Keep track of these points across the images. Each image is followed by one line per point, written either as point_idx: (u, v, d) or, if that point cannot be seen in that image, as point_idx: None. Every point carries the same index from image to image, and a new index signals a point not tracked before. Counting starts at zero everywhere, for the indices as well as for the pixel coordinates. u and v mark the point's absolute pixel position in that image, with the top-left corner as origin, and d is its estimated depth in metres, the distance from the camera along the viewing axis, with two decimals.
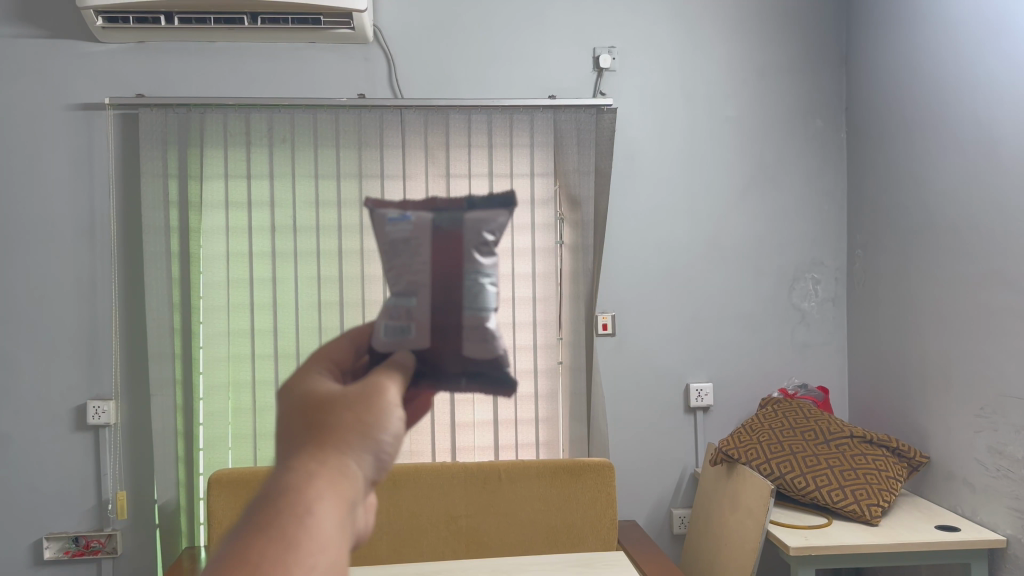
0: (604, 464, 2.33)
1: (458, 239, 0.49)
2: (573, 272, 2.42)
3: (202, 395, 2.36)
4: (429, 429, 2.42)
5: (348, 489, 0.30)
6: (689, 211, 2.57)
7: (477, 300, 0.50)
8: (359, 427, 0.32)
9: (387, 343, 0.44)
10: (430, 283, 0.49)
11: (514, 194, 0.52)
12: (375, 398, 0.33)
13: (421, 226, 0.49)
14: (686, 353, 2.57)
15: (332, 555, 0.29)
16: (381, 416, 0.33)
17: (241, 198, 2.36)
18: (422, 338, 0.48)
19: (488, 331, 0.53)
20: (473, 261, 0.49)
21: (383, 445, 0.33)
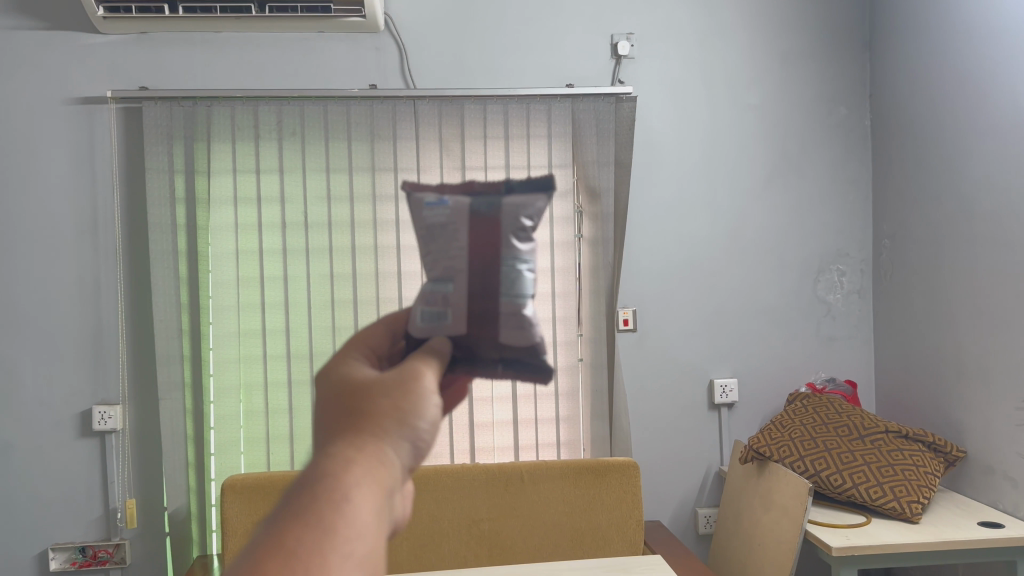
0: (629, 464, 2.27)
1: (496, 222, 0.61)
2: (593, 265, 2.32)
3: (213, 398, 2.28)
4: (447, 430, 2.35)
5: (383, 471, 0.37)
6: (711, 201, 2.49)
7: (514, 288, 0.62)
8: (395, 414, 0.39)
9: (422, 329, 0.56)
10: (466, 267, 0.61)
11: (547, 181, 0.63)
12: (412, 388, 0.40)
13: (457, 209, 0.61)
14: (711, 348, 2.50)
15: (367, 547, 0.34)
16: (418, 405, 0.40)
17: (249, 194, 2.28)
18: (458, 325, 0.60)
19: (524, 317, 0.64)
20: (508, 244, 0.61)
21: (419, 430, 0.39)
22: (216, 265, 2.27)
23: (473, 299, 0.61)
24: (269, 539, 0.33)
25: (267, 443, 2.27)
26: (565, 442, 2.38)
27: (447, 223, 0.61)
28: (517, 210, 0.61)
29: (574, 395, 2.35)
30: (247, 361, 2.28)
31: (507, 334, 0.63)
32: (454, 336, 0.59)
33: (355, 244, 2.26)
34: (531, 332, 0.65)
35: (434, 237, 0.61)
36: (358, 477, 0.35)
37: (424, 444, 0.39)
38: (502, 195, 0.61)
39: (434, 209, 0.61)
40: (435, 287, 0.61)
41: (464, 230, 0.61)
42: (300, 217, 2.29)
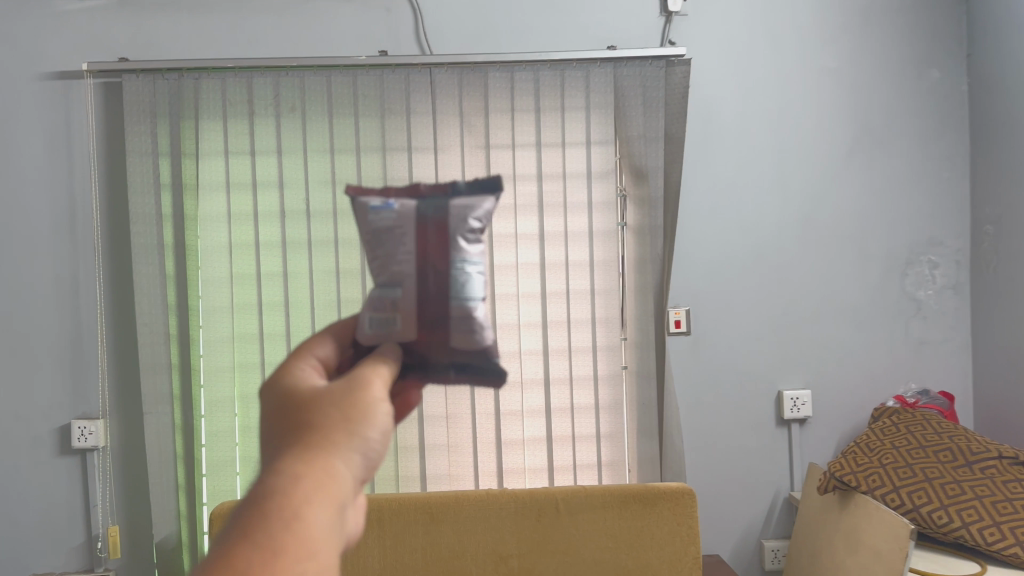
0: (685, 492, 1.93)
1: (443, 223, 0.74)
2: (639, 258, 2.04)
3: (204, 412, 2.00)
4: (471, 450, 2.04)
5: (333, 478, 0.44)
6: (778, 182, 2.13)
7: (463, 291, 0.74)
8: (342, 419, 0.47)
9: (372, 334, 0.68)
10: (414, 273, 0.72)
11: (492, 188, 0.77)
12: (354, 400, 0.48)
13: (403, 212, 0.73)
14: (778, 355, 2.14)
15: (326, 538, 0.42)
16: (366, 417, 0.48)
17: (244, 179, 1.99)
18: (407, 329, 0.71)
19: (471, 315, 0.75)
20: (457, 246, 0.74)
21: (370, 441, 0.47)
22: (206, 263, 1.99)
23: (421, 302, 0.72)
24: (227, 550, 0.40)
25: None
26: (607, 463, 2.06)
27: (395, 225, 0.73)
28: (462, 212, 0.74)
29: (616, 410, 2.05)
30: (243, 370, 2.00)
31: (457, 335, 0.74)
32: (403, 338, 0.70)
33: None
34: (479, 336, 0.76)
35: (382, 236, 0.73)
36: (310, 486, 0.43)
37: (374, 454, 0.48)
38: (448, 199, 0.75)
39: (380, 213, 0.73)
40: (385, 292, 0.72)
41: (412, 233, 0.73)
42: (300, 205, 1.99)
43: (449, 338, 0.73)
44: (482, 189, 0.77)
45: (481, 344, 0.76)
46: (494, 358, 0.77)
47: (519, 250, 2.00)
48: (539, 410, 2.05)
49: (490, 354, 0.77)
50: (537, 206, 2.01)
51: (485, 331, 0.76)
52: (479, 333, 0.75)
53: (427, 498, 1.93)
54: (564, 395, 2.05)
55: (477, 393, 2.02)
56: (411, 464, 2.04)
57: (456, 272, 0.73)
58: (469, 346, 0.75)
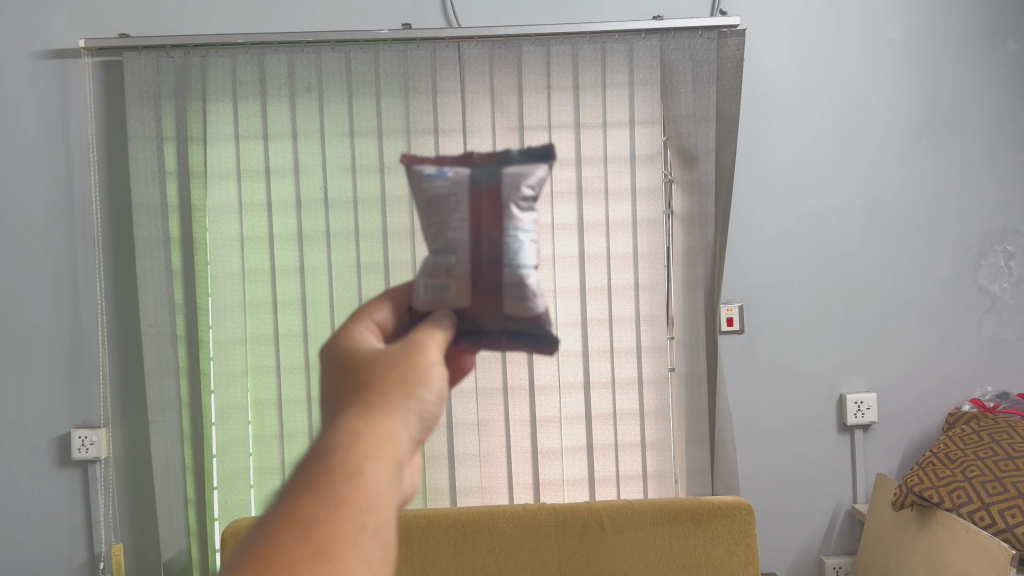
0: (742, 507, 1.75)
1: (496, 189, 0.74)
2: (687, 250, 1.87)
3: (214, 420, 1.84)
4: (505, 460, 1.87)
5: (393, 438, 0.38)
6: (839, 166, 1.94)
7: (516, 257, 0.73)
8: (398, 381, 0.42)
9: (425, 301, 0.65)
10: (466, 239, 0.72)
11: (549, 152, 0.78)
12: (414, 357, 0.43)
13: (456, 179, 0.74)
14: (839, 355, 1.96)
15: (386, 503, 0.36)
16: (424, 377, 0.43)
17: (255, 165, 1.83)
18: (461, 296, 0.69)
19: (525, 282, 0.74)
20: (510, 210, 0.74)
21: (428, 403, 0.42)
22: (215, 257, 1.83)
23: (473, 271, 0.71)
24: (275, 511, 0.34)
25: (281, 473, 1.85)
26: (652, 475, 1.89)
27: (448, 193, 0.73)
28: (516, 177, 0.74)
29: (662, 415, 1.88)
30: (257, 374, 1.84)
31: (511, 303, 0.73)
32: (457, 305, 0.68)
33: (388, 225, 1.83)
34: (531, 304, 0.74)
35: (437, 202, 0.73)
36: (370, 441, 0.37)
37: (431, 416, 0.42)
38: (502, 166, 0.75)
39: (433, 180, 0.74)
40: (438, 259, 0.70)
41: (465, 200, 0.73)
42: (318, 194, 1.83)
43: (502, 306, 0.72)
44: (535, 155, 0.78)
45: (533, 314, 0.75)
46: (546, 332, 0.76)
47: (556, 242, 1.85)
48: (579, 416, 1.88)
49: (543, 323, 0.75)
50: (576, 193, 1.85)
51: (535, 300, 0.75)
52: (530, 301, 0.74)
53: (459, 515, 1.76)
54: (605, 400, 1.88)
55: (511, 397, 1.86)
56: (439, 476, 1.87)
57: (511, 238, 0.72)
58: (521, 314, 0.73)
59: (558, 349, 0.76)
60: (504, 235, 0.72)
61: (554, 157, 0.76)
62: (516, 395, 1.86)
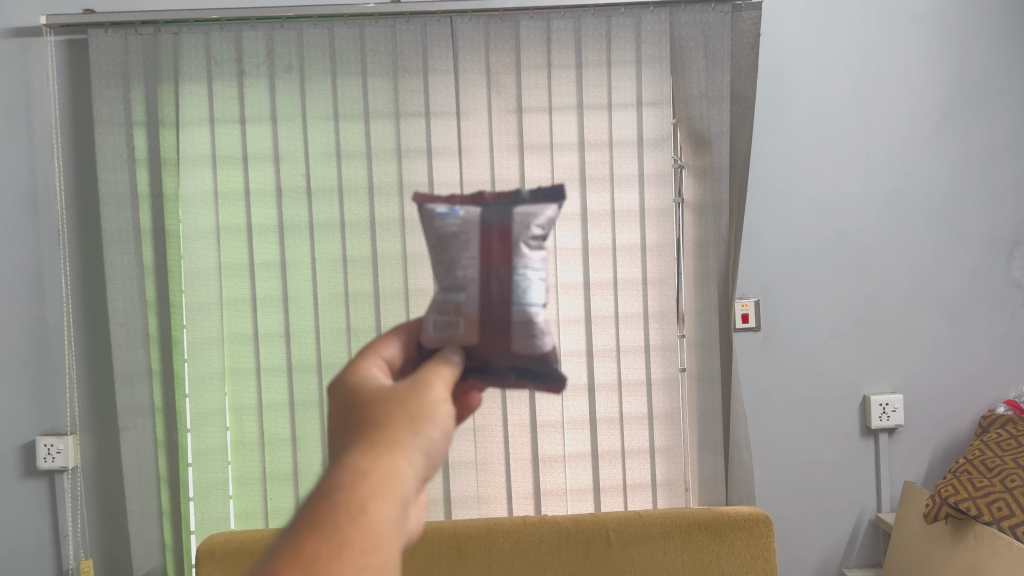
0: (761, 519, 1.62)
1: (506, 228, 0.76)
2: (700, 241, 1.73)
3: (190, 427, 1.71)
4: (503, 468, 1.74)
5: (397, 478, 0.44)
6: (862, 151, 1.81)
7: (524, 296, 0.75)
8: (405, 421, 0.48)
9: (434, 338, 0.68)
10: (477, 277, 0.74)
11: (561, 191, 0.79)
12: (422, 400, 0.49)
13: (467, 218, 0.77)
14: (862, 354, 1.82)
15: (385, 539, 0.41)
16: (429, 421, 0.48)
17: (232, 151, 1.70)
18: (469, 333, 0.71)
19: (534, 321, 0.75)
20: (520, 248, 0.76)
21: (434, 441, 0.47)
22: (190, 251, 1.70)
23: (482, 307, 0.73)
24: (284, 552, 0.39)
25: (262, 483, 1.71)
26: (662, 483, 1.76)
27: (459, 231, 0.76)
28: (526, 217, 0.77)
29: (672, 419, 1.75)
30: (235, 376, 1.71)
31: (520, 342, 0.74)
32: (465, 342, 0.70)
33: (376, 215, 1.70)
34: (539, 342, 0.75)
35: (449, 238, 0.76)
36: (376, 482, 0.42)
37: (437, 454, 0.48)
38: (513, 205, 0.78)
39: (445, 219, 0.77)
40: (448, 296, 0.73)
41: (475, 238, 0.76)
42: (300, 182, 1.70)
43: (510, 344, 0.73)
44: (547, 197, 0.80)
45: (542, 352, 0.76)
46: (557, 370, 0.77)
47: (559, 233, 1.71)
48: (583, 421, 1.75)
49: (552, 361, 0.76)
50: (579, 179, 1.72)
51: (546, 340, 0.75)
52: (540, 340, 0.75)
53: (454, 529, 1.63)
54: (612, 403, 1.74)
55: (510, 401, 1.73)
56: (433, 485, 1.73)
57: (519, 276, 0.74)
58: (530, 352, 0.74)
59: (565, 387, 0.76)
60: (512, 274, 0.74)
61: (564, 199, 0.78)
62: (515, 398, 1.73)
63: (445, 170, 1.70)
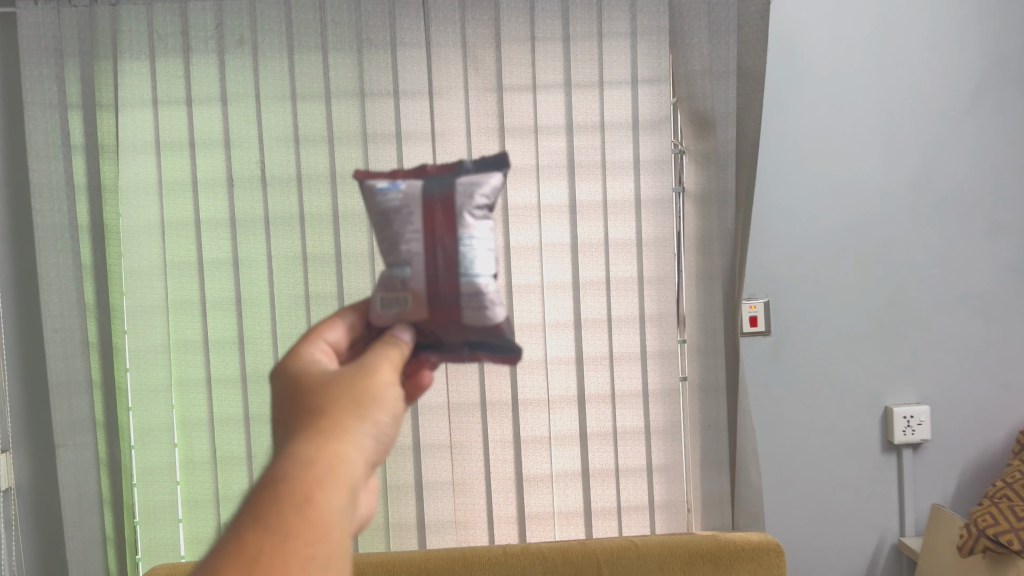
0: (771, 545, 1.45)
1: (448, 199, 0.80)
2: (703, 235, 1.54)
3: (134, 443, 1.54)
4: (484, 490, 1.56)
5: (344, 467, 0.56)
6: (885, 133, 1.61)
7: (468, 267, 0.78)
8: (351, 408, 0.59)
9: (382, 315, 0.76)
10: (421, 253, 0.78)
11: (504, 156, 0.82)
12: (365, 388, 0.61)
13: (408, 192, 0.80)
14: (883, 359, 1.63)
15: (334, 519, 0.53)
16: (373, 407, 0.60)
17: (179, 136, 1.53)
18: (417, 308, 0.77)
19: (483, 292, 0.78)
20: (463, 219, 0.79)
21: (380, 424, 0.60)
22: (132, 248, 1.53)
23: (429, 281, 0.78)
24: (248, 542, 0.50)
25: (216, 505, 1.54)
26: (660, 505, 1.58)
27: (401, 204, 0.79)
28: (468, 186, 0.80)
29: (671, 433, 1.57)
30: (185, 389, 1.54)
31: (470, 314, 0.78)
32: (413, 316, 0.77)
33: (339, 207, 1.52)
34: (489, 313, 0.78)
35: (393, 213, 0.80)
36: (324, 471, 0.54)
37: (384, 433, 0.61)
38: (456, 176, 0.81)
39: (387, 193, 0.80)
40: (395, 272, 0.78)
41: (418, 210, 0.79)
42: (255, 171, 1.52)
43: (459, 318, 0.78)
44: (491, 165, 0.82)
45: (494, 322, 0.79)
46: (513, 339, 0.81)
47: (544, 228, 1.53)
48: (571, 436, 1.56)
49: (505, 331, 0.80)
50: (567, 166, 1.53)
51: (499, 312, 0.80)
52: (492, 312, 0.78)
53: (426, 562, 1.45)
54: (604, 416, 1.56)
55: (490, 415, 1.55)
56: (404, 508, 1.56)
57: (463, 247, 0.78)
58: (481, 324, 0.78)
59: (521, 354, 0.80)
60: (455, 245, 0.78)
61: (504, 166, 0.80)
62: (496, 411, 1.55)
63: (417, 157, 1.52)
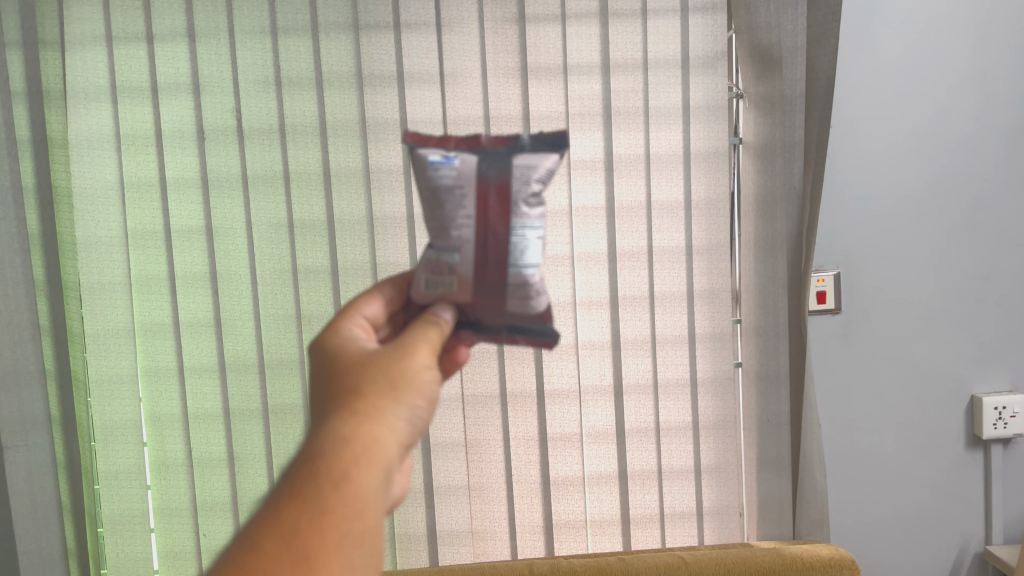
0: (846, 560, 1.22)
1: (506, 184, 0.67)
2: (764, 196, 1.29)
3: (96, 440, 1.33)
4: (504, 496, 1.34)
5: (385, 451, 0.48)
6: (981, 74, 1.35)
7: (519, 259, 0.67)
8: (388, 389, 0.51)
9: (424, 295, 0.66)
10: (471, 239, 0.66)
11: (565, 137, 0.69)
12: (405, 365, 0.53)
13: (462, 171, 0.67)
14: (970, 342, 1.39)
15: (377, 499, 0.46)
16: (414, 387, 0.52)
17: (139, 80, 1.28)
18: (461, 293, 0.66)
19: (532, 285, 0.67)
20: (518, 208, 0.67)
21: (420, 408, 0.52)
22: (87, 214, 1.30)
23: (477, 269, 0.66)
24: (275, 525, 0.43)
25: (192, 514, 1.32)
26: (709, 511, 1.36)
27: (454, 186, 0.66)
28: (528, 172, 0.67)
29: (723, 430, 1.34)
30: (152, 380, 1.32)
31: (513, 304, 0.67)
32: (456, 303, 0.66)
33: (331, 164, 1.27)
34: (535, 304, 0.67)
35: (442, 195, 0.67)
36: (361, 453, 0.47)
37: (423, 421, 0.53)
38: (512, 155, 0.68)
39: (439, 169, 0.67)
40: (439, 256, 0.66)
41: (473, 195, 0.66)
42: (230, 121, 1.28)
43: (504, 307, 0.67)
44: (548, 144, 0.69)
45: (538, 312, 0.68)
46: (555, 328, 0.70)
47: (575, 188, 1.29)
48: (606, 433, 1.34)
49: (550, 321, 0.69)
50: (602, 113, 1.28)
51: (544, 299, 0.69)
52: (538, 301, 0.68)
53: None
54: (645, 410, 1.33)
55: (512, 409, 1.33)
56: (413, 517, 1.34)
57: (517, 238, 0.66)
58: (526, 315, 0.67)
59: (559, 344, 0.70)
60: (509, 236, 0.66)
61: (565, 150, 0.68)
62: (519, 404, 1.32)
63: (423, 103, 1.27)
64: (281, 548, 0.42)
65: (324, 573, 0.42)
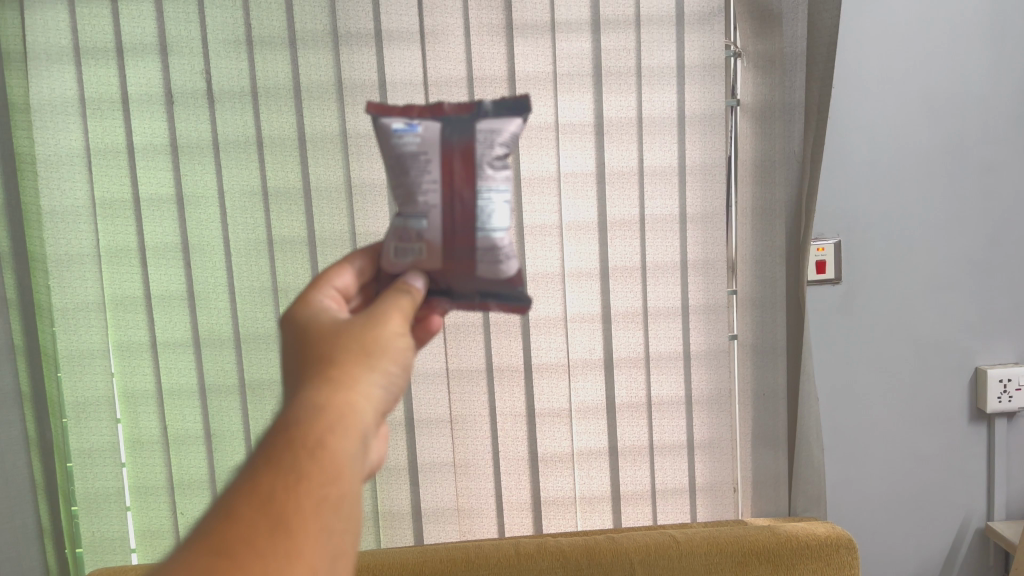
0: (844, 538, 1.18)
1: (469, 147, 0.63)
2: (763, 160, 1.24)
3: (68, 416, 1.29)
4: (490, 472, 1.30)
5: (360, 418, 0.45)
6: (993, 31, 1.28)
7: (485, 223, 0.63)
8: (360, 355, 0.48)
9: (395, 263, 0.62)
10: (438, 203, 0.63)
11: (528, 100, 0.65)
12: (376, 332, 0.50)
13: (425, 136, 0.63)
14: (976, 314, 1.34)
15: (354, 465, 0.44)
16: (386, 353, 0.49)
17: (103, 40, 1.21)
18: (431, 260, 0.63)
19: (502, 249, 0.63)
20: (482, 170, 0.63)
21: (395, 373, 0.50)
22: (53, 183, 1.24)
23: (445, 235, 0.63)
24: (251, 493, 0.41)
25: (169, 492, 1.29)
26: (702, 488, 1.32)
27: (417, 152, 0.63)
28: (491, 134, 0.64)
29: (717, 405, 1.29)
30: (124, 355, 1.27)
31: (484, 270, 0.63)
32: (426, 271, 0.63)
33: (306, 129, 1.21)
34: (505, 268, 0.64)
35: (405, 161, 0.63)
36: (336, 419, 0.44)
37: (399, 385, 0.50)
38: (475, 118, 0.65)
39: (402, 136, 0.64)
40: (406, 223, 0.63)
41: (437, 160, 0.63)
42: (199, 84, 1.21)
43: (475, 273, 0.63)
44: (512, 107, 0.65)
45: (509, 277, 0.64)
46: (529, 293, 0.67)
47: (564, 153, 1.23)
48: (596, 407, 1.29)
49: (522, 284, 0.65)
50: (591, 73, 1.21)
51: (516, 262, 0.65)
52: (508, 265, 0.64)
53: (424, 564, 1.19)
54: (636, 383, 1.29)
55: (499, 384, 1.28)
56: (397, 495, 1.31)
57: (482, 202, 0.63)
58: (497, 280, 0.64)
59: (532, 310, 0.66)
60: (475, 201, 0.63)
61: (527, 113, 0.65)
62: (506, 379, 1.27)
63: (402, 63, 1.20)
64: (256, 516, 0.40)
65: (303, 538, 0.41)
